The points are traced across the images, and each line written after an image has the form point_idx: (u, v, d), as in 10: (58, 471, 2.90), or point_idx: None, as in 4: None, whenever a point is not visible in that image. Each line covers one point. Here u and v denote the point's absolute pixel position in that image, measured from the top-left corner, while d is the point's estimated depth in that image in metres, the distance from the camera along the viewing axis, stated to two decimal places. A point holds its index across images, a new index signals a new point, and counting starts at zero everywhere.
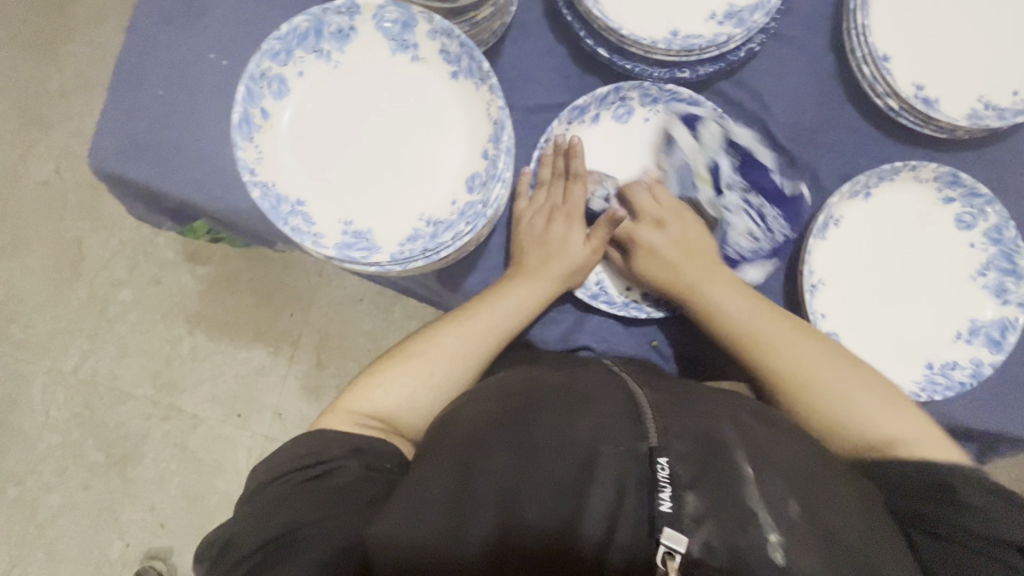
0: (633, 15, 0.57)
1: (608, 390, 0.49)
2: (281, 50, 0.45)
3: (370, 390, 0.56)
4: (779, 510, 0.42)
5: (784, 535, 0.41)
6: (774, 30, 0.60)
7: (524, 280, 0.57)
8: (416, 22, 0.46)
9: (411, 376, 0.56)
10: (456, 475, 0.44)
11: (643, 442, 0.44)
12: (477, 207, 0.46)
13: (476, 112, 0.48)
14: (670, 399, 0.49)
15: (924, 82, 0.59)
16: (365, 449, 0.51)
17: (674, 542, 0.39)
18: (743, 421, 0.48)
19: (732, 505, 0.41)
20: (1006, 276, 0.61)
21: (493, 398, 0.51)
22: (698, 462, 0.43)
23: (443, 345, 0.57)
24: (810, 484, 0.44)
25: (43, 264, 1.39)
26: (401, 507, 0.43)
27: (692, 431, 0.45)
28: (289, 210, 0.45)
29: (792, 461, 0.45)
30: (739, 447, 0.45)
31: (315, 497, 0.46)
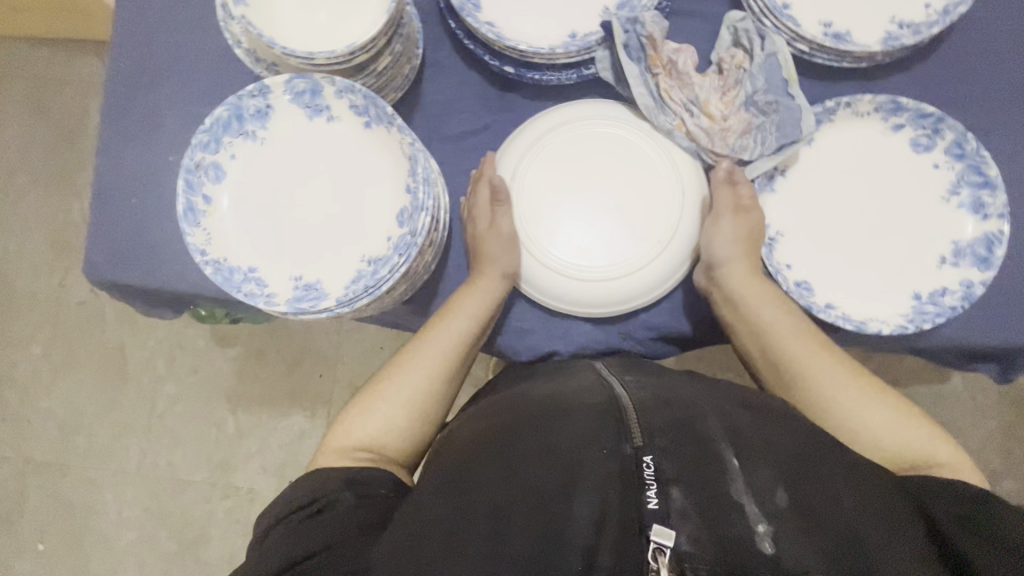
0: (530, 29, 0.60)
1: (590, 396, 0.50)
2: (211, 141, 0.51)
3: (360, 423, 0.56)
4: (765, 499, 0.42)
5: (771, 524, 0.40)
6: (671, 8, 0.62)
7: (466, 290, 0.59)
8: (322, 87, 0.51)
9: (395, 400, 0.57)
10: (450, 497, 0.45)
11: (627, 443, 0.44)
12: (407, 238, 0.49)
13: (394, 153, 0.52)
14: (654, 398, 0.49)
15: (831, 19, 0.60)
16: (358, 480, 0.51)
17: (663, 537, 0.39)
18: (728, 412, 0.49)
19: (718, 498, 0.41)
20: (984, 192, 0.57)
21: (483, 421, 0.53)
22: (683, 457, 0.43)
23: (410, 359, 0.59)
24: (799, 471, 0.44)
25: (94, 376, 1.51)
26: (404, 535, 0.44)
27: (675, 420, 0.46)
28: (242, 278, 0.49)
29: (778, 447, 0.46)
30: (724, 441, 0.45)
31: (314, 533, 0.46)
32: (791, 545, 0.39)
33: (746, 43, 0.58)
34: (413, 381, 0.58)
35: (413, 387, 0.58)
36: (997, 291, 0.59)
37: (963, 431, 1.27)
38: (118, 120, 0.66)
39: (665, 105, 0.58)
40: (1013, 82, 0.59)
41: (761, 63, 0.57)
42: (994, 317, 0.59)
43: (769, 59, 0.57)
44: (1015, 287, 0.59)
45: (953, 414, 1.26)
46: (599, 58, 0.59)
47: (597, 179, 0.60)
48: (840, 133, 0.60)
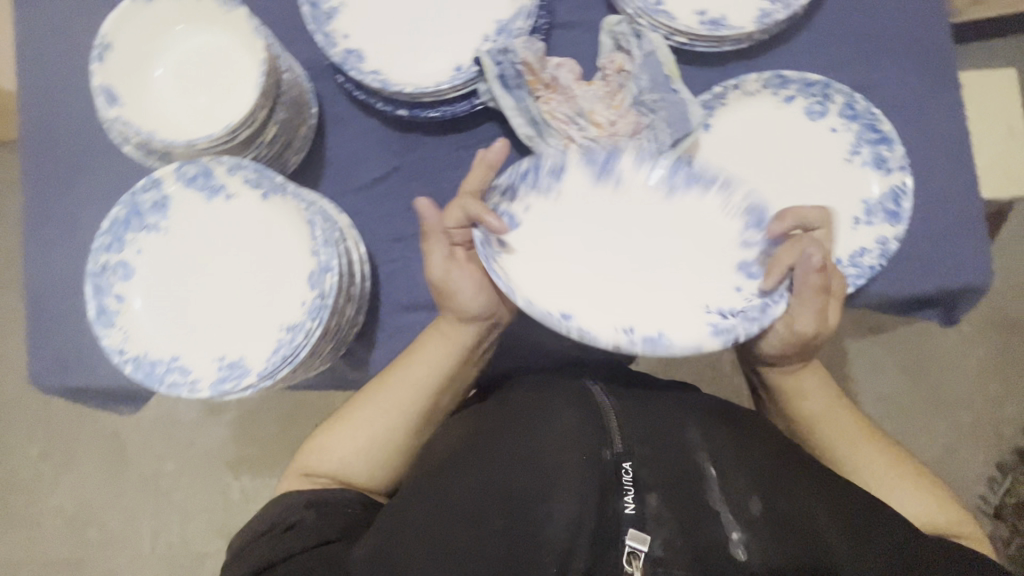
0: (416, 69, 0.61)
1: (570, 402, 0.52)
2: (113, 241, 0.51)
3: (328, 449, 0.59)
4: (741, 508, 0.44)
5: (745, 532, 0.43)
6: (551, 23, 0.63)
7: (436, 337, 0.60)
8: (212, 169, 0.52)
9: (365, 433, 0.59)
10: (433, 506, 0.47)
11: (607, 448, 0.46)
12: (319, 301, 0.50)
13: (295, 219, 0.53)
14: (636, 407, 0.52)
15: (705, 7, 0.61)
16: (322, 500, 0.54)
17: (638, 542, 0.41)
18: (704, 422, 0.51)
19: (696, 503, 0.44)
20: (885, 148, 0.58)
21: (467, 425, 0.55)
22: (662, 464, 0.46)
23: (381, 396, 0.60)
24: (773, 484, 0.46)
25: (95, 467, 1.52)
26: (385, 535, 0.47)
27: (657, 431, 0.49)
28: (164, 369, 0.50)
29: (755, 464, 0.48)
30: (703, 449, 0.48)
31: (285, 542, 0.49)
32: (761, 554, 0.42)
33: (622, 48, 0.60)
34: (373, 424, 0.59)
35: (374, 431, 0.59)
36: (917, 239, 0.59)
37: (958, 365, 1.26)
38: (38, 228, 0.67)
39: (548, 128, 0.59)
40: (893, 35, 0.60)
41: (640, 64, 0.59)
42: (920, 265, 0.59)
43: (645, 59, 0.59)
44: (934, 233, 0.59)
45: (941, 350, 1.26)
46: (484, 88, 0.59)
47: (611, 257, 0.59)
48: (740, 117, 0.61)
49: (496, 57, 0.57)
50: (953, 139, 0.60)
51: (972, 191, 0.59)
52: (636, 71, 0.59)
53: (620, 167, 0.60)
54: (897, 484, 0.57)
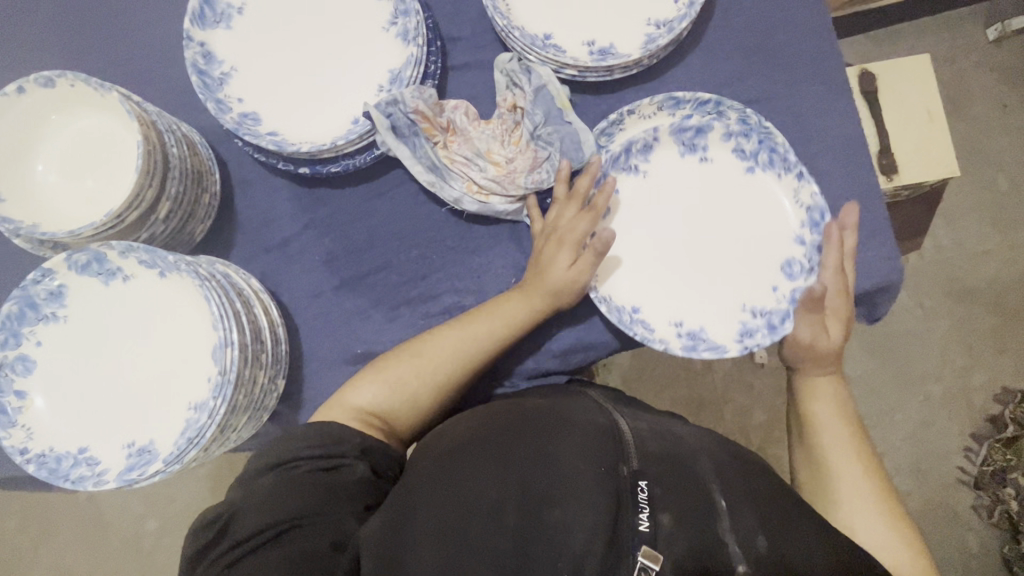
0: (314, 127, 0.61)
1: (590, 415, 0.55)
2: (9, 337, 0.51)
3: (369, 386, 0.58)
4: (746, 541, 0.45)
5: (749, 564, 0.45)
6: (445, 67, 0.63)
7: (518, 297, 0.58)
8: (105, 254, 0.51)
9: (415, 378, 0.58)
10: (448, 498, 0.49)
11: (625, 465, 0.49)
12: (221, 377, 0.50)
13: (195, 294, 0.52)
14: (647, 428, 0.54)
15: (593, 37, 0.61)
16: (372, 448, 0.54)
17: (650, 560, 0.43)
18: (715, 453, 0.53)
19: (703, 524, 0.46)
20: (790, 178, 0.59)
21: (479, 414, 0.56)
22: (675, 485, 0.47)
23: (449, 342, 0.58)
24: (783, 521, 0.47)
25: (71, 537, 1.49)
26: (390, 517, 0.48)
27: (669, 452, 0.51)
28: (71, 463, 0.49)
29: (764, 495, 0.49)
30: (714, 480, 0.49)
31: (320, 492, 0.49)
32: None
33: (513, 82, 0.60)
34: (456, 364, 0.58)
35: (449, 372, 0.58)
36: None
37: (924, 341, 1.27)
38: None
39: (449, 173, 0.59)
40: (780, 45, 0.61)
41: (531, 99, 0.59)
42: None
43: (537, 93, 0.59)
44: None
45: (904, 326, 1.27)
46: (379, 138, 0.58)
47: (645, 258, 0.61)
48: (645, 156, 0.62)
49: (386, 110, 0.57)
50: (851, 142, 0.60)
51: (875, 192, 0.60)
52: (530, 107, 0.59)
53: (706, 142, 0.61)
54: (868, 511, 0.55)
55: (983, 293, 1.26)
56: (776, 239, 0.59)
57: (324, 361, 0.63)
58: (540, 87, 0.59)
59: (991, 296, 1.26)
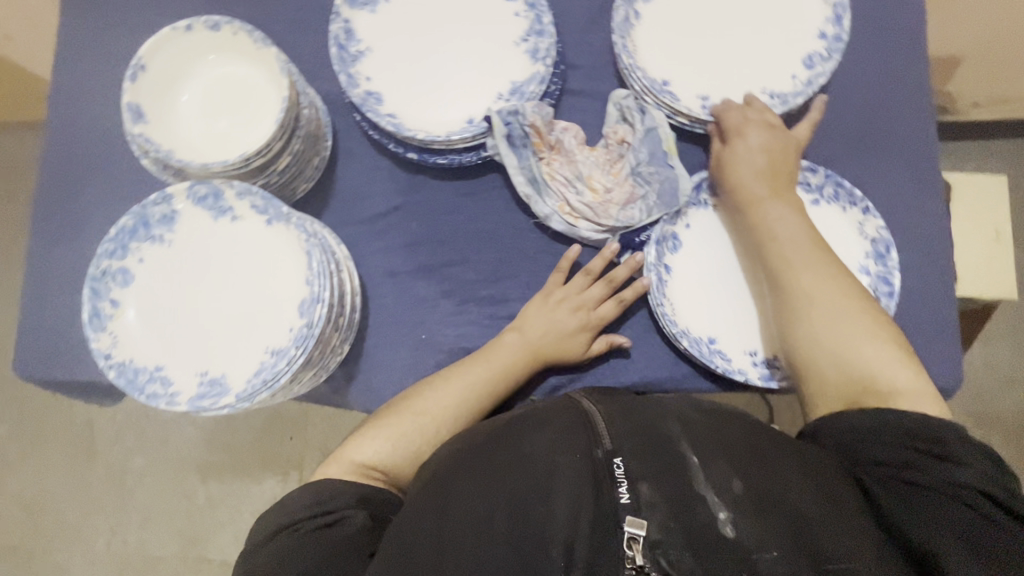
0: (430, 118, 0.64)
1: (559, 407, 0.53)
2: (117, 248, 0.54)
3: (374, 440, 0.59)
4: (723, 487, 0.43)
5: (733, 510, 0.42)
6: (562, 89, 0.66)
7: (515, 340, 0.62)
8: (223, 191, 0.54)
9: (416, 426, 0.59)
10: (436, 508, 0.47)
11: (598, 446, 0.47)
12: (305, 330, 0.52)
13: (295, 247, 0.55)
14: (617, 408, 0.52)
15: (708, 93, 0.65)
16: (370, 496, 0.54)
17: (635, 528, 0.41)
18: (687, 415, 0.50)
19: (680, 488, 0.43)
20: (855, 211, 0.60)
21: (464, 433, 0.56)
22: (646, 455, 0.45)
23: (449, 390, 0.60)
24: (754, 463, 0.45)
25: (62, 454, 1.51)
26: (392, 552, 0.46)
27: (638, 427, 0.48)
28: (146, 378, 0.51)
29: (734, 445, 0.47)
30: (682, 437, 0.47)
31: (324, 547, 0.48)
32: (752, 529, 0.41)
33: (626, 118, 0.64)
34: (458, 408, 0.60)
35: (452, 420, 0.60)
36: None
37: None
38: (46, 220, 0.69)
39: (546, 189, 0.62)
40: (881, 138, 0.64)
41: (641, 138, 0.62)
42: None
43: (648, 134, 0.62)
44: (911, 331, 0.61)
45: None
46: (491, 142, 0.62)
47: (715, 285, 0.62)
48: (716, 191, 0.63)
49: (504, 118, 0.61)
50: (931, 243, 0.62)
51: (947, 296, 0.61)
52: (637, 145, 0.62)
53: None
54: (870, 356, 0.52)
55: (1000, 420, 1.25)
56: None
57: (385, 337, 0.65)
58: (653, 126, 0.62)
59: (1008, 426, 1.25)
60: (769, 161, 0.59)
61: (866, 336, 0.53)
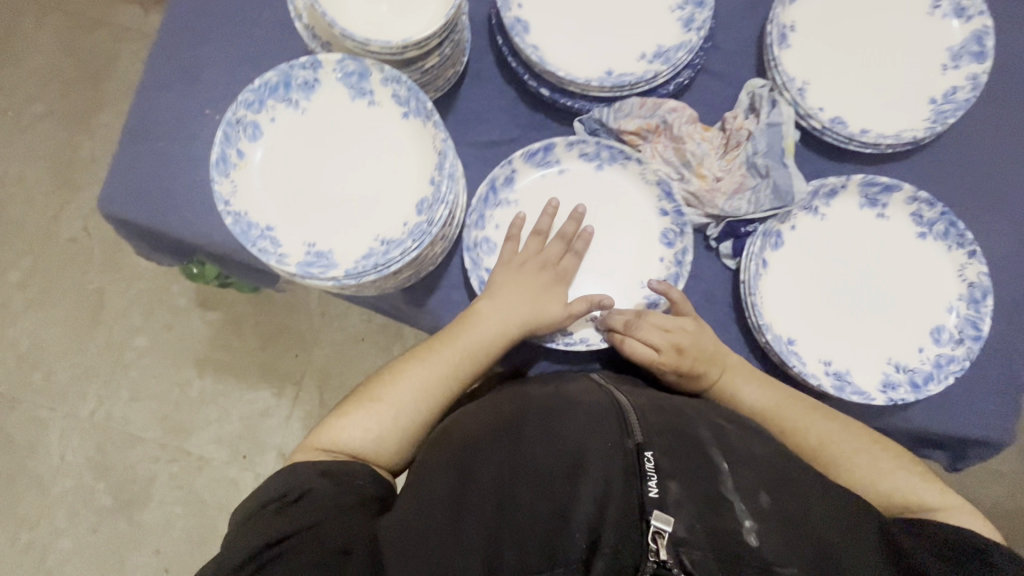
0: (571, 60, 0.65)
1: (594, 394, 0.56)
2: (255, 101, 0.53)
3: (341, 425, 0.59)
4: (751, 501, 0.47)
5: (758, 523, 0.46)
6: (702, 66, 0.66)
7: (479, 322, 0.61)
8: (370, 73, 0.53)
9: (377, 416, 0.59)
10: (462, 473, 0.50)
11: (629, 438, 0.50)
12: (423, 226, 0.52)
13: (426, 146, 0.54)
14: (648, 406, 0.55)
15: (840, 107, 0.65)
16: (335, 470, 0.54)
17: (663, 523, 0.43)
18: (717, 424, 0.55)
19: (708, 493, 0.47)
20: (959, 252, 0.62)
21: (486, 407, 0.58)
22: (678, 456, 0.49)
23: (410, 376, 0.61)
24: (780, 482, 0.49)
25: (67, 314, 1.50)
26: (415, 507, 0.49)
27: (671, 429, 0.52)
28: (259, 233, 0.52)
29: (763, 461, 0.51)
30: (713, 445, 0.51)
31: (297, 511, 0.50)
32: (771, 541, 0.45)
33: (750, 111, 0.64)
34: (421, 391, 0.60)
35: (406, 412, 0.60)
36: (959, 384, 0.62)
37: None
38: (161, 64, 0.69)
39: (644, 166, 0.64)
40: (996, 193, 0.64)
41: (761, 132, 0.62)
42: (956, 408, 0.62)
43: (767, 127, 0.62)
44: (975, 383, 0.62)
45: None
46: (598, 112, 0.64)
47: (809, 291, 0.63)
48: (829, 201, 0.64)
49: (574, 142, 0.65)
50: (1014, 306, 0.63)
51: (1017, 360, 0.63)
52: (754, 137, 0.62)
53: (889, 201, 0.63)
54: (875, 467, 0.57)
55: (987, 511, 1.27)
56: (929, 313, 0.62)
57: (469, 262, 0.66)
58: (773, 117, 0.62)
59: (994, 518, 1.26)
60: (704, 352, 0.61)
61: (877, 464, 0.57)
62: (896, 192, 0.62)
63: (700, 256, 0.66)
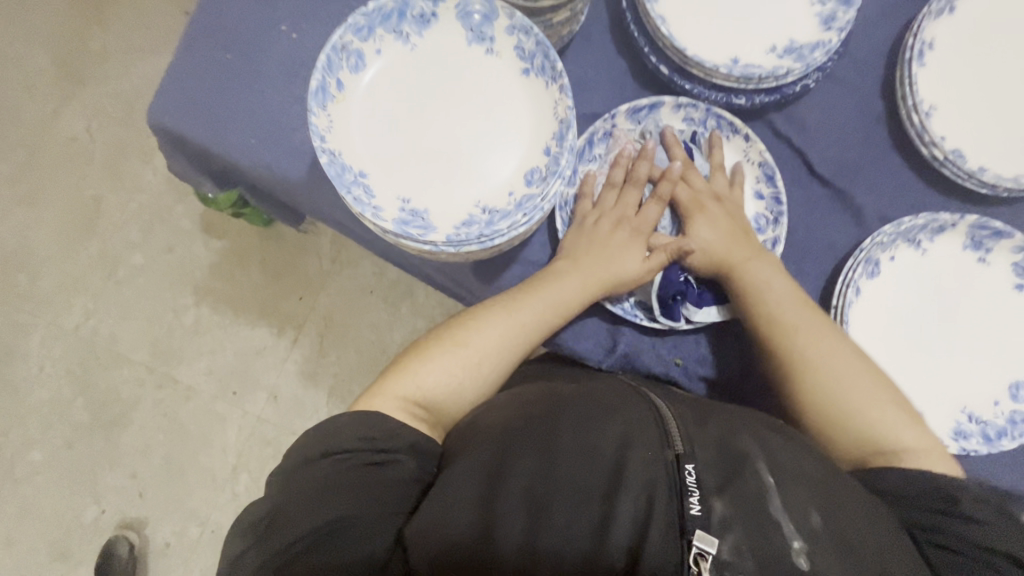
0: (696, 39, 0.59)
1: (629, 398, 0.50)
2: (364, 26, 0.47)
3: (417, 377, 0.56)
4: (802, 519, 0.44)
5: (806, 542, 0.43)
6: (829, 71, 0.62)
7: (570, 274, 0.57)
8: (497, 17, 0.48)
9: (460, 366, 0.57)
10: (491, 478, 0.46)
11: (668, 448, 0.46)
12: (535, 200, 0.47)
13: (543, 109, 0.49)
14: (690, 412, 0.50)
15: (966, 136, 0.61)
16: (419, 444, 0.51)
17: (706, 544, 0.41)
18: (759, 431, 0.49)
19: (757, 512, 0.43)
20: None
21: (514, 405, 0.53)
22: (722, 470, 0.45)
23: (490, 333, 0.57)
24: (833, 502, 0.45)
25: (60, 218, 1.40)
26: (442, 515, 0.45)
27: (714, 440, 0.47)
28: (353, 179, 0.46)
29: (809, 474, 0.47)
30: (759, 458, 0.46)
31: (363, 490, 0.47)
32: (823, 561, 0.42)
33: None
34: (507, 349, 0.58)
35: (490, 361, 0.58)
36: None
37: None
38: None
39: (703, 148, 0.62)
40: None
41: None
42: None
43: None
44: None
45: None
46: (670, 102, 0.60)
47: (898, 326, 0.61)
48: (933, 237, 0.61)
49: (683, 104, 0.59)
50: None
51: None
52: None
53: (994, 247, 0.61)
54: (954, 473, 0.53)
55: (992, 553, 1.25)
56: (1014, 368, 0.60)
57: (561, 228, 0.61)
58: None
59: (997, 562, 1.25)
60: (733, 219, 0.59)
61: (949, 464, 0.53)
62: (1005, 240, 0.60)
63: (791, 270, 0.62)
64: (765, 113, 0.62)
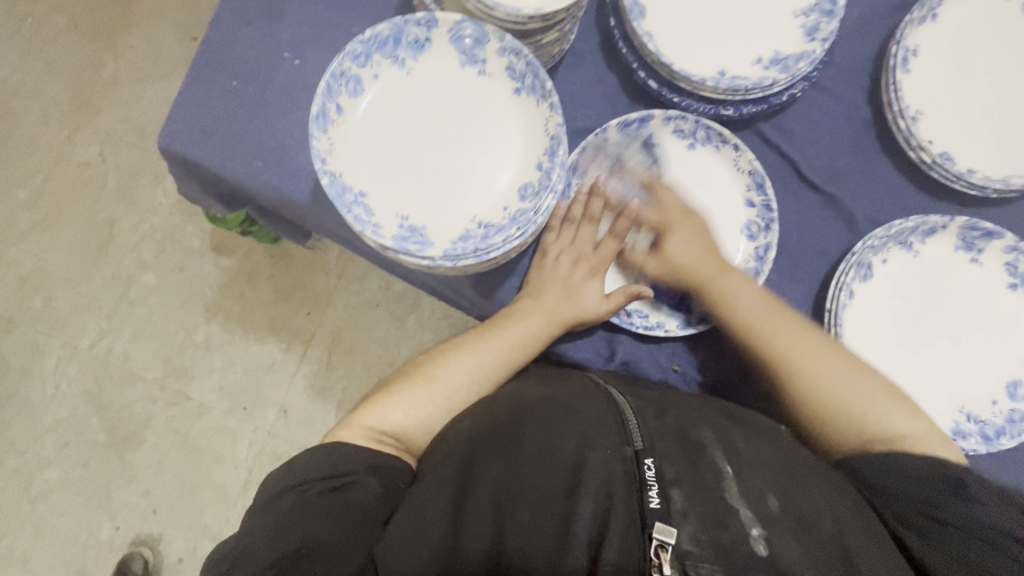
0: (683, 53, 0.61)
1: (589, 397, 0.51)
2: (362, 53, 0.49)
3: (387, 409, 0.57)
4: (758, 503, 0.44)
5: (765, 528, 0.43)
6: (815, 80, 0.63)
7: (529, 308, 0.60)
8: (488, 40, 0.49)
9: (431, 397, 0.59)
10: (456, 490, 0.49)
11: (627, 445, 0.46)
12: (528, 214, 0.48)
13: (533, 127, 0.51)
14: (650, 408, 0.51)
15: (954, 139, 0.62)
16: (382, 465, 0.52)
17: (665, 535, 0.41)
18: (720, 424, 0.51)
19: (711, 499, 0.44)
20: None
21: (484, 412, 0.54)
22: (679, 462, 0.46)
23: (460, 363, 0.60)
24: (790, 483, 0.47)
25: (74, 241, 1.44)
26: (411, 531, 0.48)
27: (674, 434, 0.48)
28: (353, 199, 0.48)
29: (769, 461, 0.48)
30: (717, 447, 0.48)
31: (332, 513, 0.48)
32: (784, 545, 0.42)
33: None
34: (472, 372, 0.60)
35: (459, 395, 0.59)
36: None
37: None
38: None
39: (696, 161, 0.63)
40: None
41: None
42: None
43: None
44: None
45: None
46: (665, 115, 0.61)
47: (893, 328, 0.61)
48: (924, 239, 0.62)
49: (672, 116, 0.61)
50: None
51: None
52: None
53: (986, 247, 0.61)
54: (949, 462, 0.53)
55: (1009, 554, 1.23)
56: (1011, 367, 0.60)
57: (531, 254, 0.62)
58: None
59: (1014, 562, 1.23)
60: (705, 241, 0.60)
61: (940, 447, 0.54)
62: (995, 240, 0.61)
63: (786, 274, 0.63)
64: (754, 124, 0.64)
